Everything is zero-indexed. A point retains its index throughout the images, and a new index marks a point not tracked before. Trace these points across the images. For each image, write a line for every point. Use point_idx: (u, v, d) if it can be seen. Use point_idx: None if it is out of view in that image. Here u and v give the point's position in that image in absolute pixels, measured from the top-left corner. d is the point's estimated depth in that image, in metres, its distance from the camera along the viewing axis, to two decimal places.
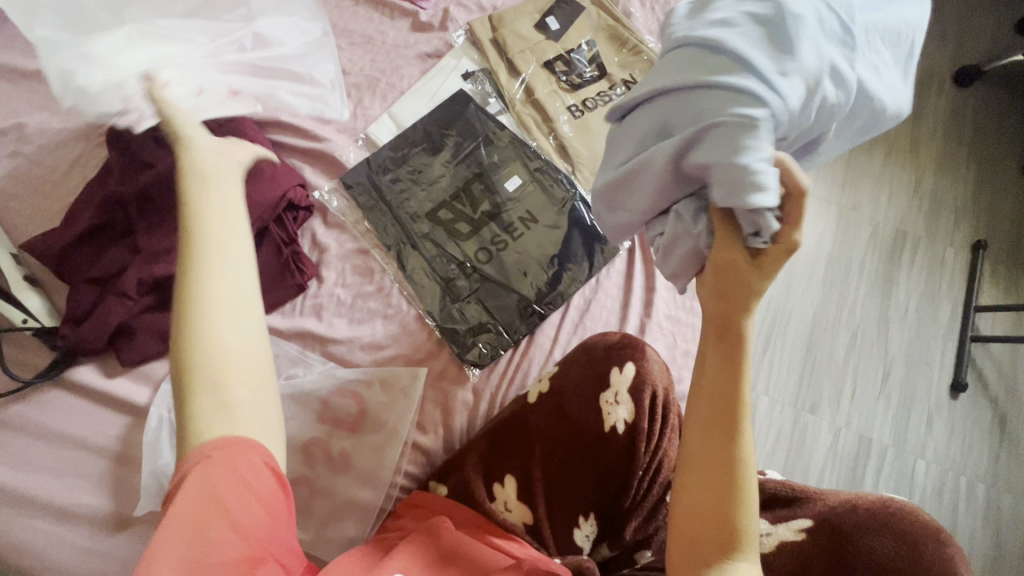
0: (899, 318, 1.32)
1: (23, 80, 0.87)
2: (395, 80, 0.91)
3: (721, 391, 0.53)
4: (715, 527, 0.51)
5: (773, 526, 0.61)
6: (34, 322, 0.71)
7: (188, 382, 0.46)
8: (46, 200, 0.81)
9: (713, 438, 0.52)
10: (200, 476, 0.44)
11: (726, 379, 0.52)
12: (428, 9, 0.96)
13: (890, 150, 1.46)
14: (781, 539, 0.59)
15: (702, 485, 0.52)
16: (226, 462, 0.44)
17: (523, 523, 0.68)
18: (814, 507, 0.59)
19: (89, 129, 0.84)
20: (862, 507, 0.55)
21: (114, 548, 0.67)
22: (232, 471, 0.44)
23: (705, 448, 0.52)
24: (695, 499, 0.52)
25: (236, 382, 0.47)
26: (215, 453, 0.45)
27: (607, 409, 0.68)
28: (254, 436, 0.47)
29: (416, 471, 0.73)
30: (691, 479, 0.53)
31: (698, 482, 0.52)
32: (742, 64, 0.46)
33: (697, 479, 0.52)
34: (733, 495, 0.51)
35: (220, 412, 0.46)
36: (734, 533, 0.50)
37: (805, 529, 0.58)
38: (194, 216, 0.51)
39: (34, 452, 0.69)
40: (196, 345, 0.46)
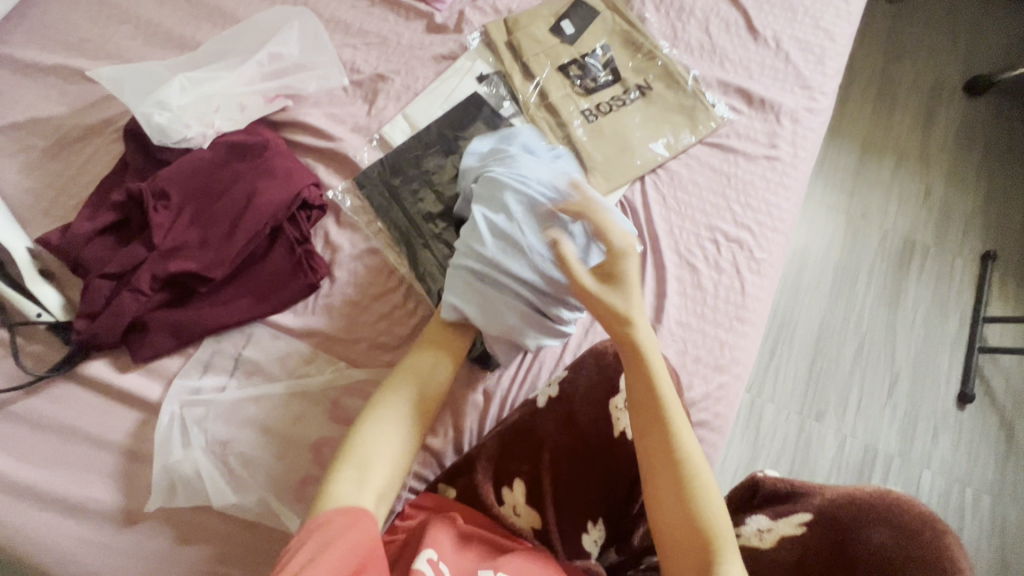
0: (906, 328, 1.32)
1: (44, 76, 0.88)
2: (410, 81, 0.91)
3: (642, 400, 0.58)
4: (691, 531, 0.51)
5: (774, 522, 0.61)
6: (48, 315, 0.72)
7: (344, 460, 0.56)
8: (61, 195, 0.81)
9: (653, 446, 0.56)
10: (320, 534, 0.48)
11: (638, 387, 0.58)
12: (443, 11, 0.97)
13: (899, 159, 1.47)
14: (780, 535, 0.59)
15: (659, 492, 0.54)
16: (343, 524, 0.49)
17: (533, 527, 0.67)
18: (814, 501, 0.59)
19: (105, 125, 0.85)
20: (859, 499, 0.54)
21: (120, 544, 0.66)
22: (342, 534, 0.48)
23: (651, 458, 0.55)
24: (663, 508, 0.53)
25: (375, 471, 0.56)
26: (336, 517, 0.49)
27: (616, 415, 0.69)
28: (359, 520, 0.50)
29: (425, 471, 0.73)
30: (656, 491, 0.54)
31: (659, 492, 0.54)
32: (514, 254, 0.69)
33: (658, 488, 0.54)
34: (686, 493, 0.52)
35: (358, 487, 0.54)
36: (701, 531, 0.50)
37: (804, 523, 0.58)
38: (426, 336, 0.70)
39: (47, 446, 0.69)
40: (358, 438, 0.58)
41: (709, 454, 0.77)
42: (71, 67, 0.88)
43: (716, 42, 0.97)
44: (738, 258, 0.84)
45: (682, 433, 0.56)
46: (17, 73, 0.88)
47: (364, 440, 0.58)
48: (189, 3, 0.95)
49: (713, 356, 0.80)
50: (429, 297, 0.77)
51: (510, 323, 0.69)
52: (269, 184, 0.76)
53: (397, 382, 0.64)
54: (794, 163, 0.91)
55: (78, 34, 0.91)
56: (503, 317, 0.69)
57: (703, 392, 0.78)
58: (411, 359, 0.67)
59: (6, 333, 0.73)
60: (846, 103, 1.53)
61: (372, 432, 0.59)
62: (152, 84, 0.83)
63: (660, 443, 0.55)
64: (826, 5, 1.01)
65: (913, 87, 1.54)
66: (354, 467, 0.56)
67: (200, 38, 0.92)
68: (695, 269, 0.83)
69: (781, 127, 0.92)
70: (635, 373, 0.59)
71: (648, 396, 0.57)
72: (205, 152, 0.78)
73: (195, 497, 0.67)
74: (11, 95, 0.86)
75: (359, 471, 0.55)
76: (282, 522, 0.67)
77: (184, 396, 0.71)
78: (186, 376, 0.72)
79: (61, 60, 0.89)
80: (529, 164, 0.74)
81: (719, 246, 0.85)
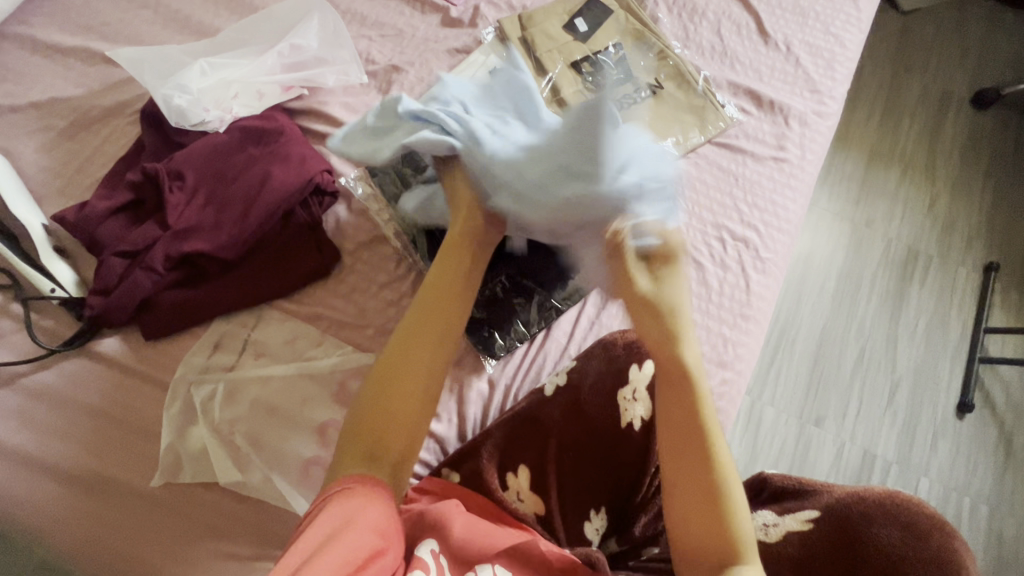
0: (908, 337, 1.33)
1: (65, 58, 0.90)
2: (424, 73, 0.92)
3: (675, 410, 0.56)
4: (716, 542, 0.51)
5: (780, 517, 0.61)
6: (61, 291, 0.73)
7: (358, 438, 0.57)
8: (76, 174, 0.82)
9: (686, 457, 0.55)
10: (340, 501, 0.51)
11: (675, 400, 0.56)
12: (459, 5, 0.98)
13: (905, 168, 1.47)
14: (787, 530, 0.59)
15: (694, 507, 0.53)
16: (361, 496, 0.52)
17: (535, 513, 0.68)
18: (822, 498, 0.59)
19: (122, 107, 0.86)
20: (870, 498, 0.54)
21: (128, 518, 0.67)
22: (358, 505, 0.51)
23: (680, 464, 0.55)
24: (687, 518, 0.53)
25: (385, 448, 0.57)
26: (355, 487, 0.52)
27: (624, 406, 0.70)
28: (374, 491, 0.53)
29: (429, 457, 0.74)
30: (687, 506, 0.53)
31: (695, 505, 0.53)
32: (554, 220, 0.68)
33: (690, 502, 0.53)
34: (718, 504, 0.52)
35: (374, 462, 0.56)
36: (729, 540, 0.51)
37: (811, 519, 0.58)
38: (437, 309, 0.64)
39: (54, 419, 0.70)
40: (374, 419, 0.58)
41: None
42: (90, 49, 0.90)
43: (727, 45, 0.98)
44: (744, 257, 0.85)
45: (722, 452, 0.55)
46: (38, 54, 0.90)
47: (378, 411, 0.58)
48: None
49: (716, 353, 0.80)
50: None
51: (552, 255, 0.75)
52: (283, 169, 0.77)
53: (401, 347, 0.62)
54: (802, 165, 0.92)
55: (99, 18, 0.93)
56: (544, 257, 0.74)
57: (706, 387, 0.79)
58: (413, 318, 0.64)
59: (19, 307, 0.74)
60: (853, 111, 1.54)
61: (386, 403, 0.59)
62: (171, 68, 0.85)
63: (697, 456, 0.54)
64: (836, 12, 1.01)
65: (921, 98, 1.55)
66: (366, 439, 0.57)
67: (218, 25, 0.93)
68: (701, 266, 0.84)
69: (790, 129, 0.93)
70: (672, 386, 0.57)
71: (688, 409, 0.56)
72: (220, 135, 0.79)
73: (200, 474, 0.68)
74: (30, 75, 0.88)
75: (371, 443, 0.57)
76: (286, 501, 0.68)
77: (192, 374, 0.72)
78: (195, 355, 0.73)
79: (81, 43, 0.90)
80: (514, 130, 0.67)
81: (725, 244, 0.86)
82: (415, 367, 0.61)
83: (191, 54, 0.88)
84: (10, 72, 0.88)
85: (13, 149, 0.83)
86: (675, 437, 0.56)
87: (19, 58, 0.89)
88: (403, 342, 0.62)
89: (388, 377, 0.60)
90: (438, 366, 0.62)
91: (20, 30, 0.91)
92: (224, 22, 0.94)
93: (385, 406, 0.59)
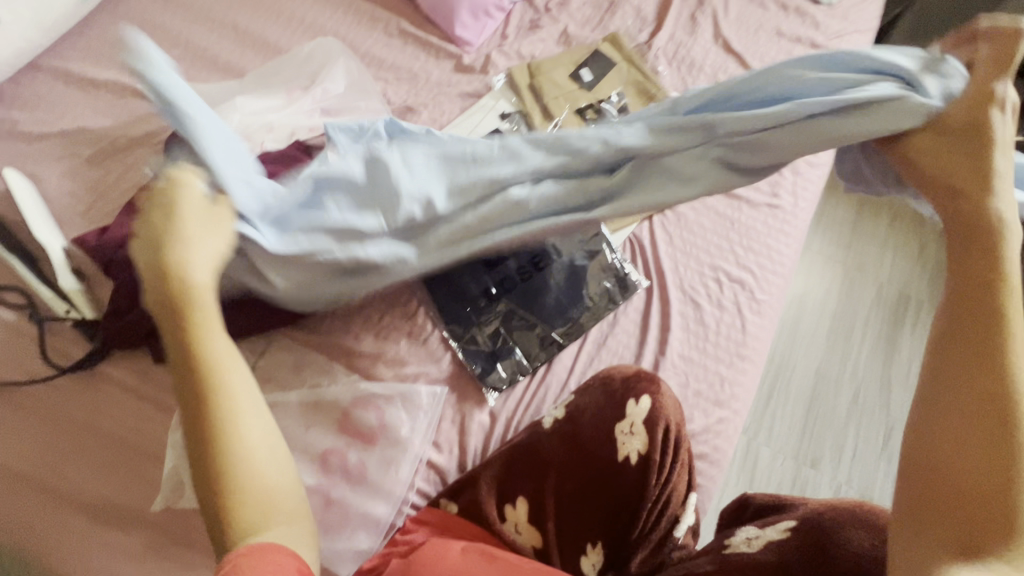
0: (902, 380, 1.34)
1: (97, 89, 0.94)
2: (436, 115, 0.97)
3: (977, 355, 0.45)
4: (978, 495, 0.42)
5: (762, 530, 0.58)
6: (76, 312, 0.75)
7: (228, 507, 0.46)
8: (99, 199, 0.85)
9: (972, 418, 0.43)
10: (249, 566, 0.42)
11: (978, 386, 0.44)
12: (471, 53, 1.05)
13: (894, 217, 1.53)
14: (768, 540, 0.57)
15: (956, 446, 0.43)
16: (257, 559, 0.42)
17: (533, 547, 0.69)
18: (800, 511, 0.59)
19: (148, 137, 0.90)
20: (843, 507, 0.56)
21: (126, 541, 0.67)
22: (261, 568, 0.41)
23: (992, 430, 0.42)
24: (952, 458, 0.43)
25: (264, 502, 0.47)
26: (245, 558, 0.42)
27: (621, 439, 0.70)
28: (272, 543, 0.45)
29: (428, 488, 0.74)
30: (938, 443, 0.44)
31: (959, 441, 0.43)
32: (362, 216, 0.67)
33: (958, 442, 0.43)
34: (994, 450, 0.42)
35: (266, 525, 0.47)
36: (997, 511, 0.41)
37: (790, 528, 0.56)
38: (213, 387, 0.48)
39: (59, 438, 0.70)
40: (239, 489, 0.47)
41: (707, 486, 0.79)
42: (121, 83, 0.94)
43: None
44: (740, 298, 0.88)
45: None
46: (71, 85, 0.95)
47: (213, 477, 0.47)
48: (236, 32, 1.02)
49: (713, 391, 0.83)
50: (446, 326, 0.80)
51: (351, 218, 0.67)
52: None
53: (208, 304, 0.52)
54: (795, 212, 0.96)
55: None
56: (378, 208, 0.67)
57: (703, 425, 0.81)
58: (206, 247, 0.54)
59: (33, 327, 0.76)
60: None
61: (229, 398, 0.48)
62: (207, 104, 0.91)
63: (1006, 423, 0.42)
64: None
65: None
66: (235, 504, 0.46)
67: (244, 64, 0.99)
68: (698, 305, 0.87)
69: (783, 178, 0.97)
70: (976, 333, 0.45)
71: (994, 372, 0.44)
72: None
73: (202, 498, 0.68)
74: (62, 105, 0.92)
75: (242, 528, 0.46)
76: None
77: None
78: None
79: (114, 76, 0.95)
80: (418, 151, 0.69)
81: (722, 285, 0.89)
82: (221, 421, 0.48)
83: (224, 90, 0.94)
84: (43, 102, 0.93)
85: (37, 175, 0.86)
86: (961, 424, 0.44)
87: (52, 89, 0.94)
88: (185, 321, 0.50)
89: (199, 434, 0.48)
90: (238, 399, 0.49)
91: (55, 63, 0.96)
92: (252, 63, 0.99)
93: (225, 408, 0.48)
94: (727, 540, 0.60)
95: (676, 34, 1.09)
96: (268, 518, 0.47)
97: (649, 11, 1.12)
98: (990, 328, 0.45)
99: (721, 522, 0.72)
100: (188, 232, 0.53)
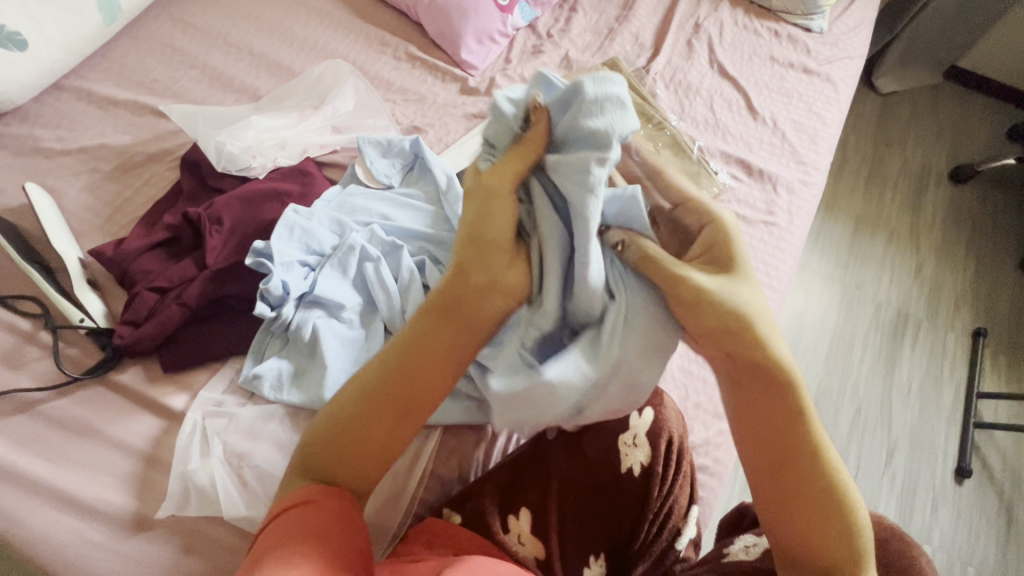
0: (902, 400, 1.34)
1: (118, 108, 0.99)
2: (442, 134, 0.99)
3: (768, 416, 0.48)
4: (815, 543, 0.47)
5: (760, 538, 0.60)
6: (90, 321, 0.77)
7: (358, 456, 0.52)
8: (115, 212, 0.88)
9: (789, 470, 0.48)
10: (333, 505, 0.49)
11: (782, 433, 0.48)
12: (476, 76, 1.09)
13: (890, 237, 1.55)
14: (766, 547, 0.58)
15: (781, 495, 0.48)
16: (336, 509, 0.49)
17: (535, 558, 0.68)
18: None
19: (165, 155, 0.94)
20: None
21: (128, 549, 0.66)
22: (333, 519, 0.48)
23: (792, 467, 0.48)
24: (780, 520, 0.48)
25: (355, 478, 0.52)
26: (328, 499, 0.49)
27: (625, 451, 0.71)
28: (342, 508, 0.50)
29: (429, 495, 0.74)
30: (776, 497, 0.48)
31: (792, 489, 0.47)
32: (418, 263, 0.78)
33: (790, 497, 0.47)
34: (808, 488, 0.47)
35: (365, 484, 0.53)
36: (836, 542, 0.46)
37: None
38: (414, 363, 0.52)
39: (70, 445, 0.71)
40: (369, 434, 0.52)
41: (708, 499, 0.79)
42: (140, 102, 0.99)
43: (720, 117, 1.06)
44: None
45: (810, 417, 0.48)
46: (92, 104, 0.99)
47: (359, 424, 0.51)
48: (252, 55, 1.07)
49: (712, 404, 0.84)
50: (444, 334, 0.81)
51: (401, 267, 0.78)
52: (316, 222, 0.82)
53: (451, 306, 0.51)
54: (791, 229, 0.96)
55: (151, 75, 1.03)
56: (412, 261, 0.78)
57: (703, 437, 0.81)
58: (501, 262, 0.50)
59: (47, 336, 0.78)
60: (839, 180, 1.64)
61: (376, 434, 0.52)
62: (224, 123, 0.95)
63: (802, 459, 0.47)
64: (816, 93, 1.14)
65: (902, 170, 1.66)
66: (343, 470, 0.51)
67: (258, 86, 1.03)
68: None
69: (778, 196, 0.98)
70: (760, 392, 0.48)
71: (790, 420, 0.48)
72: (263, 182, 0.86)
73: (206, 507, 0.68)
74: (84, 123, 0.96)
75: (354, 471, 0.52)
76: None
77: (207, 407, 0.74)
78: (212, 389, 0.75)
79: (133, 97, 0.99)
80: (411, 209, 0.85)
81: None
82: (428, 367, 0.52)
83: (240, 108, 0.98)
84: (65, 120, 0.97)
85: (57, 188, 0.89)
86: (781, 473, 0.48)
87: (74, 108, 0.98)
88: (428, 323, 0.52)
89: (393, 375, 0.52)
90: (429, 390, 0.53)
91: (78, 84, 1.01)
92: (264, 84, 1.03)
93: (370, 426, 0.52)
94: (726, 549, 0.62)
95: (673, 60, 1.14)
96: (366, 465, 0.52)
97: (646, 38, 1.17)
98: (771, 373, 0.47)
99: (722, 529, 0.72)
100: (496, 223, 0.50)
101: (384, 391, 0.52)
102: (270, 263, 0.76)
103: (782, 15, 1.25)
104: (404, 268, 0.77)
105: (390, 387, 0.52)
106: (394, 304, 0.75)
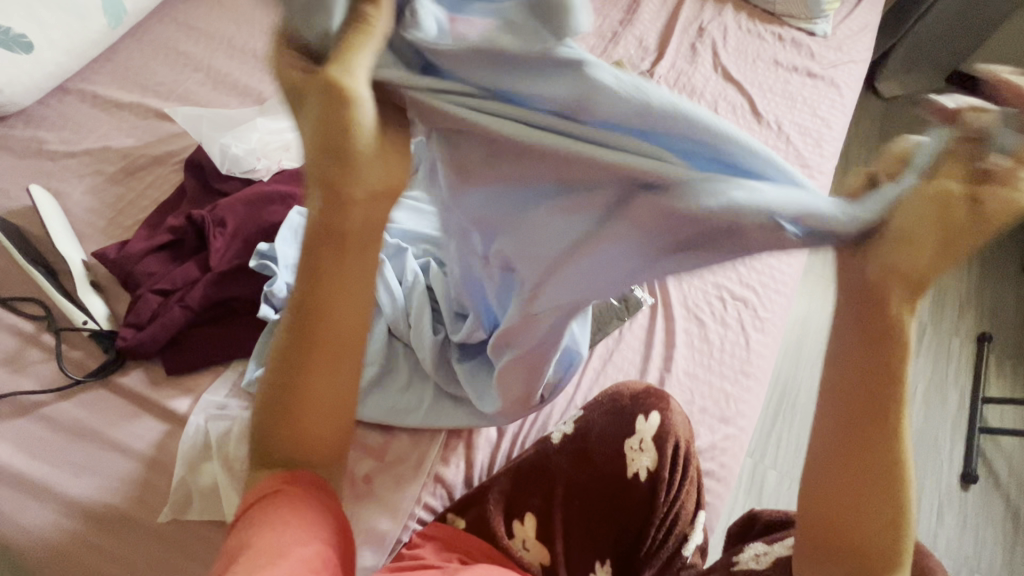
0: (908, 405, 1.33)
1: (122, 110, 0.99)
2: None
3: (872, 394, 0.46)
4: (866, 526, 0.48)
5: (771, 546, 0.59)
6: (93, 323, 0.77)
7: (305, 427, 0.48)
8: (118, 214, 0.88)
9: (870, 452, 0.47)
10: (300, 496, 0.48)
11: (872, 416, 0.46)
12: None
13: None
14: (777, 557, 0.57)
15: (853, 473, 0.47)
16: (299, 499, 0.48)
17: (540, 564, 0.68)
18: None
19: (169, 157, 0.94)
20: None
21: (133, 551, 0.67)
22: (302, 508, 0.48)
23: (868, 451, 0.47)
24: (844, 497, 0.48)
25: (299, 450, 0.49)
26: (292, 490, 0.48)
27: (632, 455, 0.70)
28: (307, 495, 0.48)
29: (435, 502, 0.73)
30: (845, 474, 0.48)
31: (865, 471, 0.47)
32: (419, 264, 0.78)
33: (860, 478, 0.47)
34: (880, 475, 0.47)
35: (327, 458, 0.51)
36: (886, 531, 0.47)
37: None
38: (316, 311, 0.46)
39: (71, 448, 0.71)
40: (303, 398, 0.47)
41: (714, 504, 0.78)
42: (145, 105, 0.99)
43: (723, 121, 1.06)
44: (742, 315, 0.90)
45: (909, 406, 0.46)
46: (97, 106, 0.99)
47: (294, 392, 0.47)
48: (256, 58, 1.07)
49: (718, 408, 0.83)
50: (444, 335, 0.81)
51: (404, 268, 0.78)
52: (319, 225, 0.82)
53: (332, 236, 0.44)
54: None
55: (156, 78, 1.03)
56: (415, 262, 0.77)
57: (708, 441, 0.81)
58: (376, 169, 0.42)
59: (50, 338, 0.77)
60: None
61: (315, 394, 0.48)
62: (227, 125, 0.95)
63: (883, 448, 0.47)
64: (821, 97, 1.14)
65: None
66: (287, 439, 0.48)
67: (263, 89, 1.03)
68: (702, 322, 0.88)
69: None
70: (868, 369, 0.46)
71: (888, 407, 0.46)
72: (267, 185, 0.86)
73: (208, 510, 0.68)
74: (88, 125, 0.96)
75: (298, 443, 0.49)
76: None
77: (210, 410, 0.73)
78: (213, 392, 0.75)
79: (137, 99, 0.99)
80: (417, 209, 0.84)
81: (726, 303, 0.91)
82: (330, 309, 0.46)
83: (244, 112, 0.98)
84: (70, 122, 0.97)
85: (61, 190, 0.89)
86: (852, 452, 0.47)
87: (78, 110, 0.98)
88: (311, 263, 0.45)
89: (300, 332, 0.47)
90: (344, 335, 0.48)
91: (83, 87, 1.01)
92: (269, 87, 1.03)
93: (303, 390, 0.47)
94: (736, 558, 0.61)
95: (677, 63, 1.14)
96: (318, 435, 0.49)
97: (651, 42, 1.17)
98: (889, 347, 0.44)
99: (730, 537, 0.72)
100: (369, 133, 0.40)
101: (301, 349, 0.47)
102: (273, 265, 0.76)
103: (785, 19, 1.24)
104: (405, 269, 0.77)
105: (301, 343, 0.47)
106: (394, 304, 0.75)
